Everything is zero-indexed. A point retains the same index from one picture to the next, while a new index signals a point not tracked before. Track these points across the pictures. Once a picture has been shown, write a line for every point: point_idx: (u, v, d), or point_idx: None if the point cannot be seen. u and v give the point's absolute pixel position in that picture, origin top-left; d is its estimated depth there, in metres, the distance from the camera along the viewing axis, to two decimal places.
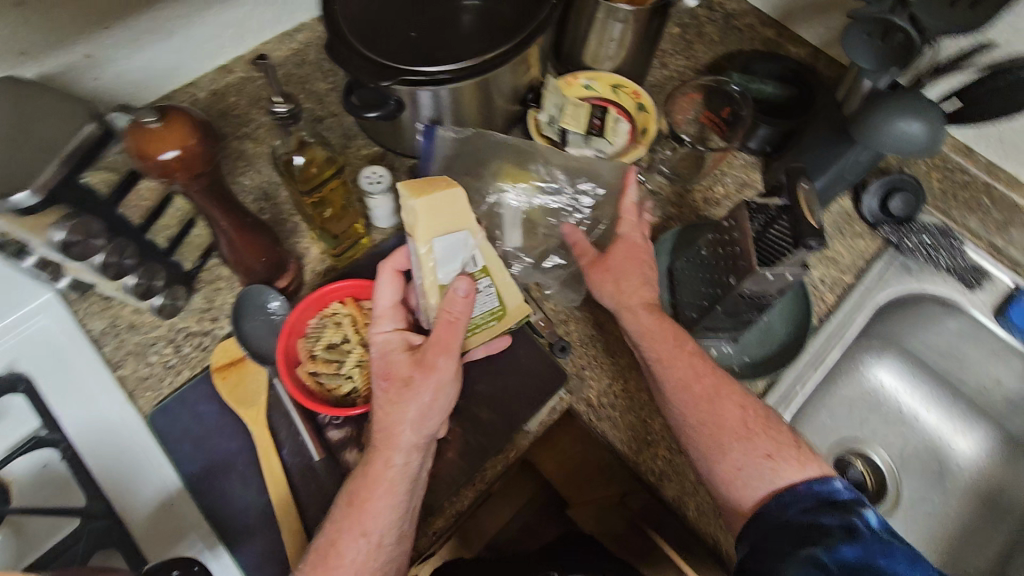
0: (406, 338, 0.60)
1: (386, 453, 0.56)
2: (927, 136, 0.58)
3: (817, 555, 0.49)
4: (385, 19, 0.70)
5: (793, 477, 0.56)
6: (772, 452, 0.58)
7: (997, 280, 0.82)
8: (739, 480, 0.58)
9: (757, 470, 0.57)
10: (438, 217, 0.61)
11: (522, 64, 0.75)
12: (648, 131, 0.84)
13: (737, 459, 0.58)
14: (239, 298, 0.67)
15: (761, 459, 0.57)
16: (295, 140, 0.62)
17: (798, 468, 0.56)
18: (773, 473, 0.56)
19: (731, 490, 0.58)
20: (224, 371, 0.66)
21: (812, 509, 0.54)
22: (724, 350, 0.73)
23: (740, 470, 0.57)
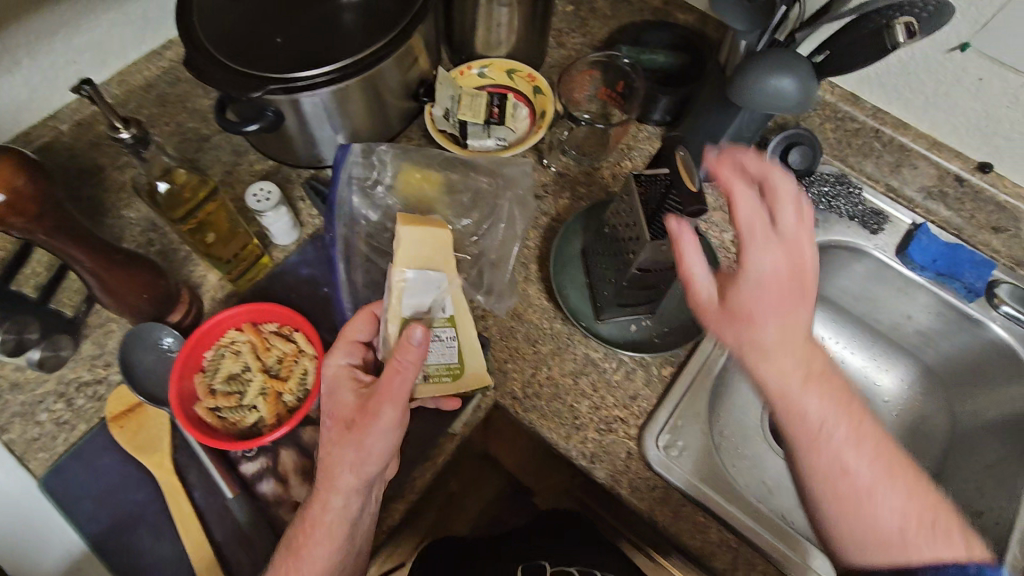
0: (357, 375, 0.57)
1: (324, 495, 0.54)
2: (798, 92, 0.58)
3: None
4: (247, 24, 0.66)
5: (910, 527, 0.48)
6: (890, 480, 0.48)
7: (897, 220, 0.84)
8: (836, 486, 0.49)
9: (865, 490, 0.48)
10: (418, 252, 0.59)
11: (407, 56, 0.72)
12: (547, 114, 0.82)
13: (848, 468, 0.48)
14: (126, 339, 0.63)
15: (878, 477, 0.48)
16: (157, 167, 0.57)
17: (921, 513, 0.48)
18: (883, 504, 0.48)
19: (822, 502, 0.50)
20: (121, 419, 0.62)
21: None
22: (643, 323, 0.73)
23: (853, 478, 0.48)
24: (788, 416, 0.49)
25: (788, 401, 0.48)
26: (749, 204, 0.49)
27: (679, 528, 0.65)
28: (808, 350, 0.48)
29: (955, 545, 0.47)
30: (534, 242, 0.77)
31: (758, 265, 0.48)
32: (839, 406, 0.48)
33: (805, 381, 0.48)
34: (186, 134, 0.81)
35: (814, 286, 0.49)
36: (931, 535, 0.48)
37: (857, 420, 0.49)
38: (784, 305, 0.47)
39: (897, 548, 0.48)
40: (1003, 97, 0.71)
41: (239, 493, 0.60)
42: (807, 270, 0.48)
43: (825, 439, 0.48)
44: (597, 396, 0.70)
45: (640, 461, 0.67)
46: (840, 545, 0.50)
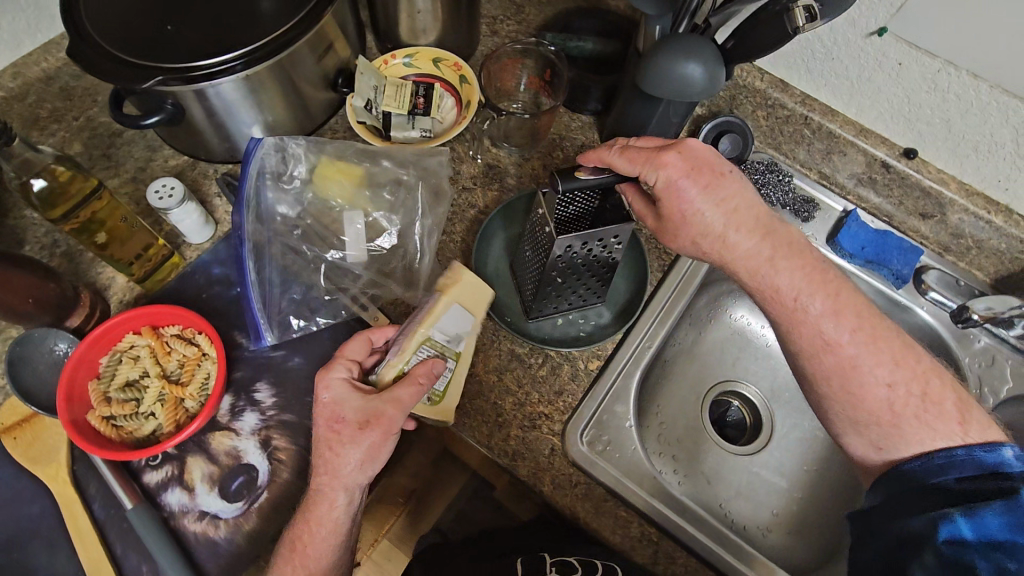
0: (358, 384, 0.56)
1: (330, 493, 0.54)
2: (706, 78, 0.58)
3: (953, 520, 0.46)
4: (138, 13, 0.62)
5: (899, 399, 0.53)
6: (878, 357, 0.54)
7: (827, 206, 0.84)
8: (836, 376, 0.55)
9: (855, 370, 0.54)
10: (470, 294, 0.63)
11: (320, 43, 0.69)
12: (472, 104, 0.80)
13: (837, 347, 0.54)
14: (16, 345, 0.60)
15: (862, 352, 0.54)
16: (28, 164, 0.54)
17: (911, 385, 0.53)
18: (870, 377, 0.54)
19: (828, 398, 0.56)
20: (16, 430, 0.60)
21: (966, 473, 0.48)
22: (571, 318, 0.73)
23: (853, 361, 0.54)
24: (790, 317, 0.56)
25: (778, 294, 0.56)
26: (672, 163, 0.55)
27: (600, 523, 0.65)
28: (770, 255, 0.56)
29: (956, 426, 0.52)
30: (460, 236, 0.75)
31: (701, 198, 0.56)
32: (830, 300, 0.55)
33: (797, 294, 0.56)
34: (96, 128, 0.77)
35: (749, 193, 0.57)
36: (929, 410, 0.52)
37: (834, 295, 0.55)
38: (736, 223, 0.56)
39: (888, 426, 0.53)
40: (923, 82, 0.71)
41: (140, 504, 0.58)
42: (737, 190, 0.57)
43: (820, 339, 0.55)
44: (522, 392, 0.69)
45: (562, 458, 0.67)
46: (846, 434, 0.56)
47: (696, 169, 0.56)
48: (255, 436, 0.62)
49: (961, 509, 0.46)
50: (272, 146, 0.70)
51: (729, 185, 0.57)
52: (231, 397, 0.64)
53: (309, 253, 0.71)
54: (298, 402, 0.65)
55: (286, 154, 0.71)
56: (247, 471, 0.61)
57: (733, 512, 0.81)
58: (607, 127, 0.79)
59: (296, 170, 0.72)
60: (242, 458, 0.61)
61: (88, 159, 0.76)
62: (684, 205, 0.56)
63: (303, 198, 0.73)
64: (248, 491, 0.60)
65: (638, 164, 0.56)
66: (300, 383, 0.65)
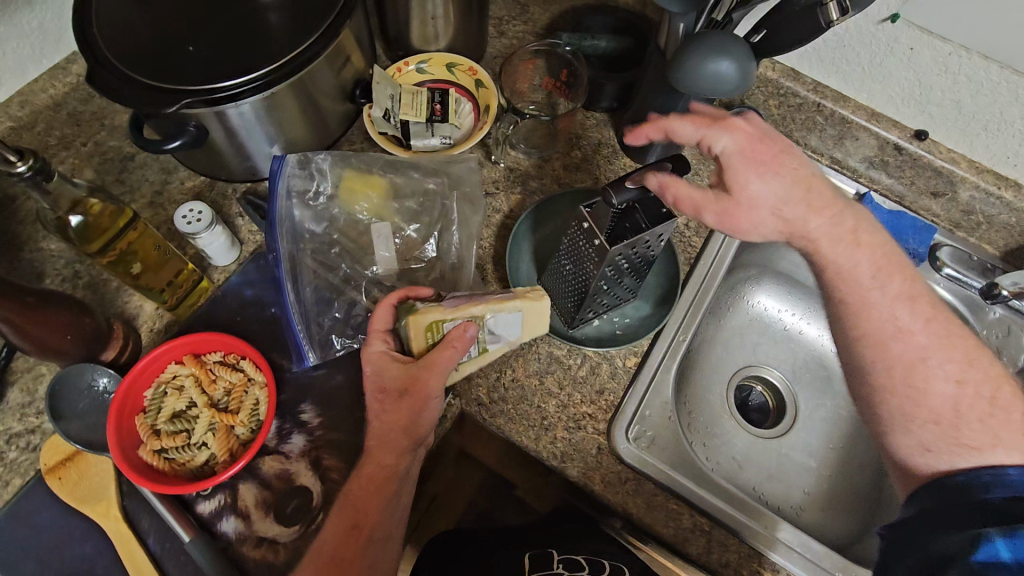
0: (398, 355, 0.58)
1: (382, 454, 0.57)
2: (738, 74, 0.58)
3: (992, 537, 0.46)
4: (156, 34, 0.61)
5: (966, 397, 0.54)
6: (951, 352, 0.55)
7: (842, 191, 0.85)
8: (903, 368, 0.55)
9: (923, 363, 0.55)
10: (532, 317, 0.61)
11: (338, 56, 0.68)
12: (491, 109, 0.79)
13: (909, 334, 0.55)
14: (54, 383, 0.59)
15: (934, 346, 0.55)
16: (64, 199, 0.52)
17: (980, 386, 0.54)
18: (940, 370, 0.54)
19: (887, 395, 0.56)
20: (61, 470, 0.58)
21: (1014, 492, 0.48)
22: (607, 317, 0.73)
23: (920, 351, 0.55)
24: (856, 302, 0.56)
25: (836, 273, 0.55)
26: (717, 131, 0.53)
27: (652, 518, 0.65)
28: (854, 228, 0.55)
29: (1017, 442, 0.51)
30: (488, 242, 0.75)
31: (773, 168, 0.53)
32: (899, 286, 0.55)
33: (855, 267, 0.55)
34: (108, 153, 0.75)
35: (814, 170, 0.55)
36: (996, 415, 0.53)
37: (877, 255, 0.55)
38: (792, 181, 0.53)
39: (949, 428, 0.54)
40: (934, 66, 0.73)
41: (197, 536, 0.57)
42: (803, 165, 0.54)
43: (891, 325, 0.55)
44: (564, 394, 0.70)
45: (610, 456, 0.67)
46: (896, 433, 0.56)
47: (749, 136, 0.53)
48: (305, 457, 0.62)
49: (1001, 529, 0.46)
50: (291, 163, 0.69)
51: (776, 141, 0.54)
52: (277, 420, 0.63)
53: (341, 268, 0.70)
54: (345, 419, 0.64)
55: (311, 170, 0.71)
56: (301, 493, 0.60)
57: (769, 495, 0.83)
58: (625, 123, 0.79)
59: (321, 186, 0.71)
60: (294, 480, 0.61)
61: (102, 186, 0.74)
62: (741, 177, 0.53)
63: (329, 214, 0.72)
64: (304, 514, 0.60)
65: (686, 127, 0.54)
66: (345, 400, 0.65)
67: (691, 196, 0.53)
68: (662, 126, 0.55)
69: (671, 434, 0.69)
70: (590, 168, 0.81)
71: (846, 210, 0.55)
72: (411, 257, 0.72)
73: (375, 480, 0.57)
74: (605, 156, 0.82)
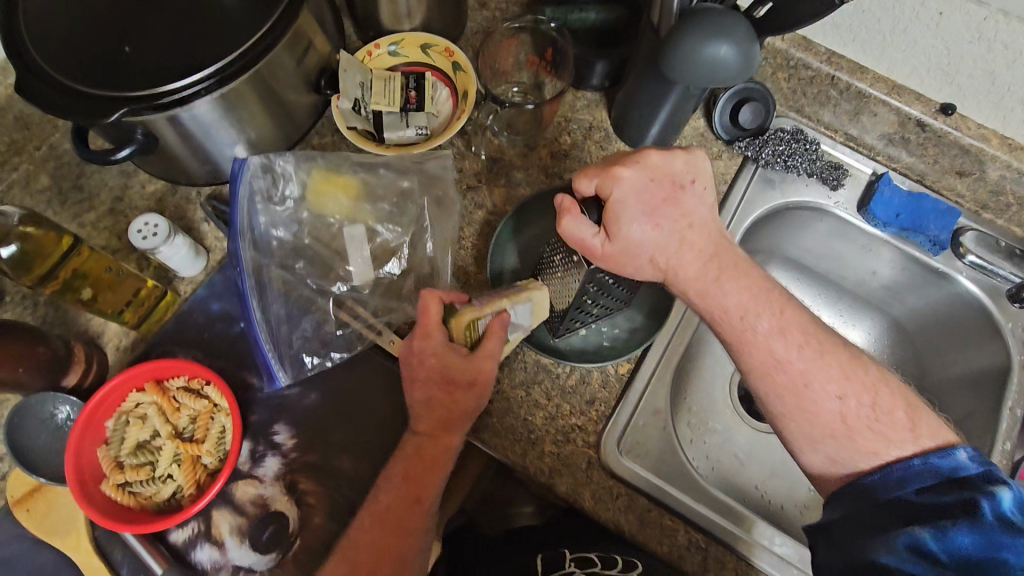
0: (455, 348, 0.55)
1: (448, 437, 0.56)
2: (738, 58, 0.52)
3: (918, 538, 0.44)
4: (87, 28, 0.54)
5: (851, 410, 0.51)
6: (828, 369, 0.52)
7: (856, 173, 0.78)
8: (788, 393, 0.52)
9: (807, 387, 0.52)
10: (538, 307, 0.60)
11: (299, 41, 0.60)
12: (470, 95, 0.72)
13: (787, 364, 0.53)
14: (13, 416, 0.56)
15: (811, 367, 0.52)
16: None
17: (861, 397, 0.51)
18: (822, 390, 0.51)
19: (782, 417, 0.53)
20: (28, 501, 0.57)
21: (925, 483, 0.47)
22: (595, 327, 0.69)
23: (806, 374, 0.52)
24: (738, 337, 0.54)
25: (726, 313, 0.55)
26: (645, 190, 0.54)
27: (646, 535, 0.62)
28: (720, 270, 0.55)
29: (908, 433, 0.49)
30: (470, 242, 0.69)
31: (664, 212, 0.55)
32: (777, 318, 0.54)
33: (745, 312, 0.54)
34: (64, 158, 0.71)
35: (704, 208, 0.56)
36: (881, 420, 0.50)
37: (780, 313, 0.54)
38: (694, 247, 0.55)
39: (844, 439, 0.51)
40: (967, 31, 0.65)
41: (170, 567, 0.56)
42: (695, 206, 0.56)
43: (770, 357, 0.53)
44: (552, 405, 0.66)
45: (601, 470, 0.64)
46: (804, 452, 0.52)
47: (662, 195, 0.55)
48: (279, 482, 0.59)
49: (932, 529, 0.44)
50: (258, 162, 0.63)
51: (697, 210, 0.56)
52: (249, 442, 0.60)
53: (312, 281, 0.66)
54: (320, 440, 0.61)
55: (275, 172, 0.65)
56: (277, 519, 0.58)
57: (774, 495, 0.78)
58: (618, 104, 0.72)
59: (287, 190, 0.66)
60: (269, 506, 0.59)
61: (59, 194, 0.70)
62: (625, 224, 0.54)
63: (298, 218, 0.67)
64: (280, 541, 0.58)
65: (627, 177, 0.53)
66: (320, 421, 0.62)
67: (579, 234, 0.54)
68: (604, 173, 0.54)
69: (665, 444, 0.66)
70: (580, 156, 0.75)
71: (772, 284, 0.55)
72: (380, 272, 0.68)
73: (434, 460, 0.56)
74: (596, 142, 0.75)
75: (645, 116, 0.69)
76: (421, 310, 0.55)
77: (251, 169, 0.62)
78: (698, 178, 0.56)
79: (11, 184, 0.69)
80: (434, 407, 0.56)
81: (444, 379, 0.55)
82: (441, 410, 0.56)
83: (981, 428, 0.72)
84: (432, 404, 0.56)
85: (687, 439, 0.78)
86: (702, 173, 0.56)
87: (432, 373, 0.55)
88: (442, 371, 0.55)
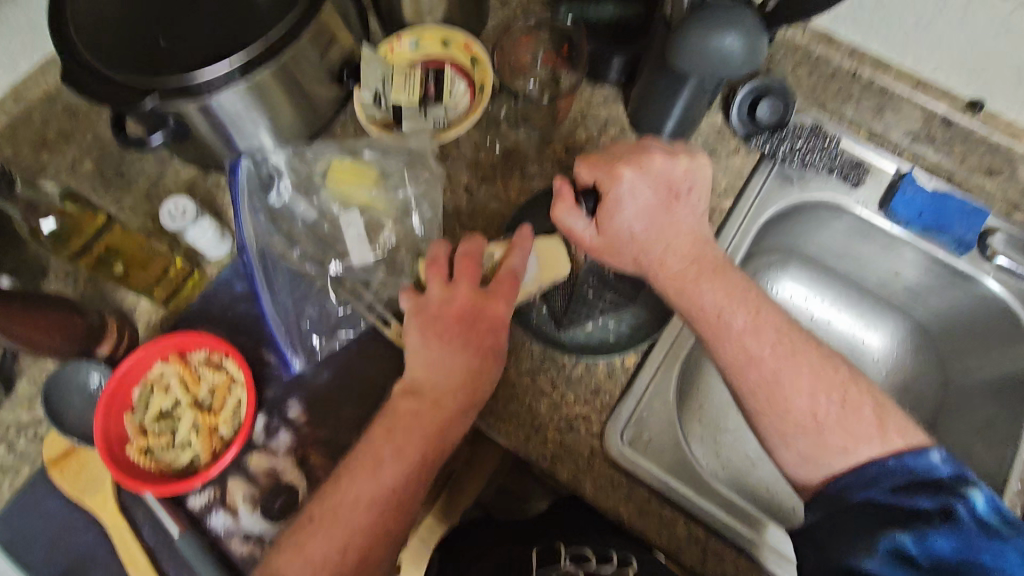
0: (481, 304, 0.58)
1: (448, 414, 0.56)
2: (746, 51, 0.53)
3: (900, 543, 0.44)
4: (124, 21, 0.58)
5: (820, 407, 0.51)
6: (799, 369, 0.52)
7: (878, 170, 0.76)
8: (760, 390, 0.53)
9: (778, 382, 0.52)
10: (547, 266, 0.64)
11: (323, 35, 0.63)
12: (486, 88, 0.75)
13: (759, 361, 0.53)
14: (50, 380, 0.61)
15: (782, 366, 0.53)
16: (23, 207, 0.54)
17: (830, 394, 0.52)
18: (793, 388, 0.52)
19: (756, 415, 0.54)
20: (62, 462, 0.61)
21: (899, 482, 0.48)
22: (601, 322, 0.68)
23: (779, 377, 0.52)
24: (713, 333, 0.55)
25: (702, 312, 0.55)
26: (644, 193, 0.56)
27: (645, 525, 0.62)
28: (698, 272, 0.56)
29: (876, 429, 0.50)
30: (481, 232, 0.71)
31: (658, 214, 0.57)
32: (751, 317, 0.55)
33: (720, 311, 0.55)
34: (106, 145, 0.74)
35: (693, 215, 0.58)
36: (848, 417, 0.51)
37: (755, 312, 0.55)
38: (677, 250, 0.57)
39: (814, 435, 0.51)
40: (995, 25, 0.64)
41: (187, 530, 0.59)
42: (685, 213, 0.58)
43: (743, 355, 0.54)
44: (557, 393, 0.66)
45: (602, 459, 0.64)
46: (778, 446, 0.53)
47: (658, 200, 0.57)
48: (291, 455, 0.62)
49: (912, 533, 0.44)
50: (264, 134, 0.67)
51: (685, 218, 0.58)
52: (265, 416, 0.63)
53: (310, 271, 0.69)
54: (330, 417, 0.64)
55: (268, 171, 0.70)
56: (287, 491, 0.61)
57: (784, 495, 0.76)
58: (634, 99, 0.72)
59: (282, 186, 0.71)
60: (280, 477, 0.62)
61: (100, 178, 0.73)
62: (614, 222, 0.56)
63: (311, 207, 0.71)
64: (290, 511, 0.60)
65: (628, 179, 0.55)
66: (330, 399, 0.65)
67: (570, 223, 0.57)
68: (606, 170, 0.56)
69: (669, 438, 0.66)
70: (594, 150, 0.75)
71: (750, 285, 0.57)
72: (376, 247, 0.70)
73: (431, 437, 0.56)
74: (611, 137, 0.76)
75: (660, 110, 0.68)
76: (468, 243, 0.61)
77: (246, 184, 0.69)
78: (694, 187, 0.58)
79: (57, 168, 0.73)
80: (453, 371, 0.57)
81: (500, 326, 0.59)
82: (474, 365, 0.57)
83: (1005, 433, 0.68)
84: (449, 377, 0.57)
85: (698, 437, 0.77)
86: (699, 183, 0.58)
87: (488, 318, 0.59)
88: (500, 316, 0.59)
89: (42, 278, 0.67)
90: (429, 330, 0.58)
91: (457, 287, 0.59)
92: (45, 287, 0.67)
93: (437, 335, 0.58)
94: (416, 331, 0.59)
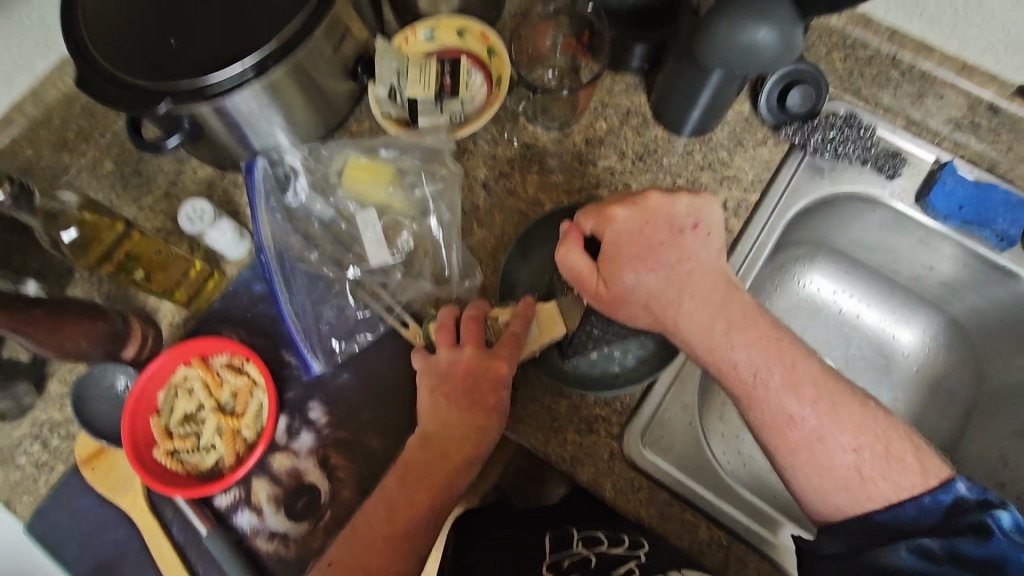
0: (482, 373, 0.57)
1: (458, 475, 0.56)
2: (781, 43, 0.50)
3: (925, 546, 0.45)
4: (135, 24, 0.57)
5: (865, 463, 0.49)
6: (842, 424, 0.50)
7: (916, 159, 0.72)
8: (800, 450, 0.51)
9: (820, 442, 0.50)
10: (549, 320, 0.61)
11: (336, 29, 0.61)
12: (503, 81, 0.71)
13: (800, 420, 0.51)
14: (78, 383, 0.64)
15: (826, 424, 0.50)
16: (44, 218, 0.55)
17: (874, 446, 0.50)
18: (837, 446, 0.50)
19: (791, 470, 0.52)
20: (93, 461, 0.63)
21: (931, 519, 0.47)
22: (607, 353, 0.64)
23: (821, 434, 0.50)
24: (748, 393, 0.53)
25: (736, 370, 0.53)
26: (641, 231, 0.56)
27: (666, 528, 0.62)
28: (727, 322, 0.54)
29: (918, 476, 0.48)
30: (499, 229, 0.70)
31: (662, 256, 0.56)
32: (788, 372, 0.52)
33: (756, 370, 0.53)
34: (125, 143, 0.74)
35: (705, 253, 0.57)
36: (893, 467, 0.49)
37: (791, 367, 0.52)
38: (696, 292, 0.55)
39: (857, 491, 0.49)
40: None
41: (213, 528, 0.61)
42: (696, 249, 0.56)
43: (782, 413, 0.52)
44: (576, 396, 0.65)
45: (623, 461, 0.63)
46: (812, 501, 0.51)
47: (660, 238, 0.56)
48: (313, 456, 0.63)
49: (940, 542, 0.45)
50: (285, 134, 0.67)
51: (698, 256, 0.56)
52: (286, 417, 0.64)
53: (328, 273, 0.69)
54: (352, 419, 0.64)
55: (284, 169, 0.69)
56: (311, 491, 0.62)
57: None
58: (657, 89, 0.69)
59: (298, 184, 0.70)
60: (303, 478, 0.62)
61: (121, 177, 0.74)
62: (617, 270, 0.55)
63: (328, 205, 0.71)
64: (313, 511, 0.62)
65: (621, 218, 0.56)
66: (350, 400, 0.65)
67: (573, 267, 0.57)
68: (598, 215, 0.57)
69: (689, 440, 0.65)
70: (615, 143, 0.73)
71: (781, 332, 0.54)
72: (395, 249, 0.70)
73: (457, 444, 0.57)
74: (633, 128, 0.73)
75: (686, 101, 0.65)
76: (468, 323, 0.60)
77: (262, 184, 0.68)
78: (701, 222, 0.57)
79: (80, 168, 0.74)
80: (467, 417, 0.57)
81: (505, 385, 0.58)
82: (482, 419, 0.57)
83: None
84: (452, 444, 0.56)
85: (719, 435, 0.76)
86: (705, 220, 0.57)
87: (492, 376, 0.57)
88: (499, 371, 0.57)
89: (67, 279, 0.68)
90: (438, 393, 0.58)
91: (462, 349, 0.58)
92: (71, 288, 0.68)
93: (444, 397, 0.58)
94: (426, 392, 0.59)
